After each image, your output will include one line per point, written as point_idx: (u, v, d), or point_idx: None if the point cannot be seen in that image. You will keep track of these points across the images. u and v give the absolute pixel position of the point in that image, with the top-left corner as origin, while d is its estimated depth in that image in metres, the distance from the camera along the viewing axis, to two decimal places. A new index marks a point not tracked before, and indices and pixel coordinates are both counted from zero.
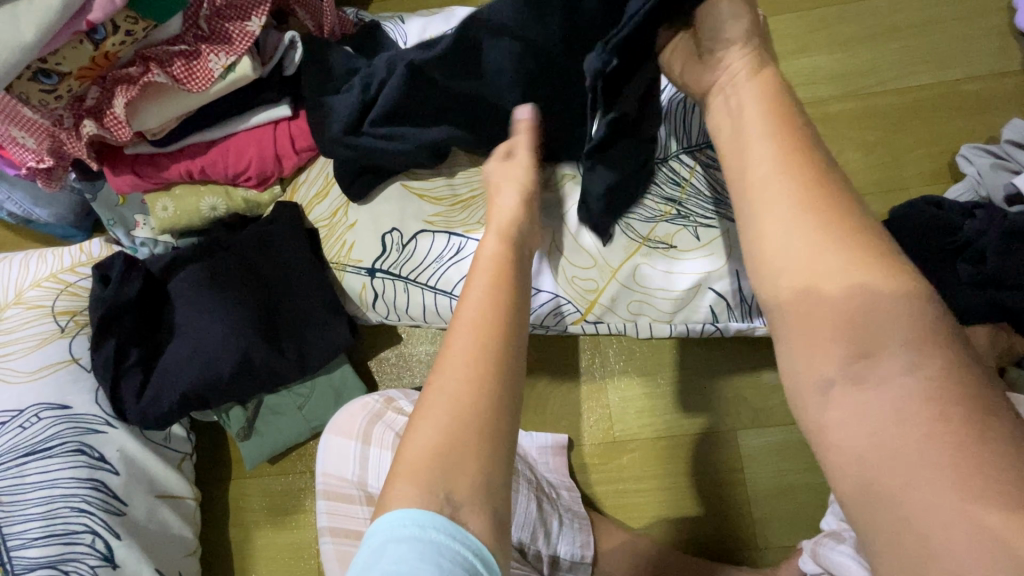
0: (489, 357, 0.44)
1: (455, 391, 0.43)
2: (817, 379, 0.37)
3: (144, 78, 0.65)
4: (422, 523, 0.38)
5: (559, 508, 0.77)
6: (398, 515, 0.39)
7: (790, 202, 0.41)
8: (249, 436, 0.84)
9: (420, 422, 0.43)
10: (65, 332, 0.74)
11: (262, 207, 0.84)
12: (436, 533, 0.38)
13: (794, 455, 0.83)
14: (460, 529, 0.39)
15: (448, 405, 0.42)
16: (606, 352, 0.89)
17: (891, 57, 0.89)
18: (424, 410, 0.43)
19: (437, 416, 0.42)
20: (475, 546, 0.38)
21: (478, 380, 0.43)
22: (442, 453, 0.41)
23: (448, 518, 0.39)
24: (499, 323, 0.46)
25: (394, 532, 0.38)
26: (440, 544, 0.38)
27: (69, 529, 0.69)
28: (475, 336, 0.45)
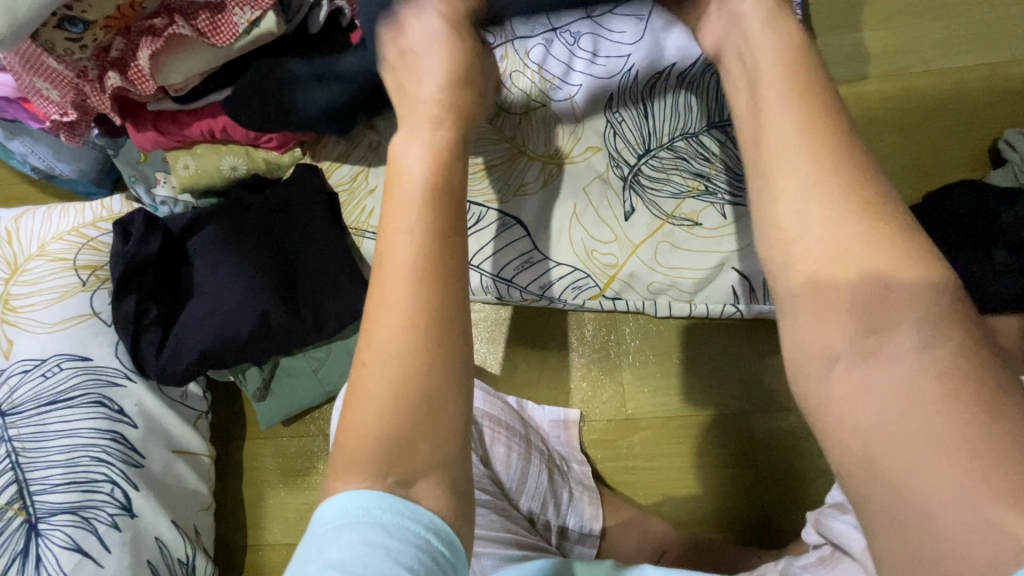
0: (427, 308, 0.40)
1: (391, 351, 0.39)
2: (822, 352, 0.33)
3: (169, 30, 0.63)
4: (368, 507, 0.36)
5: (570, 480, 0.77)
6: (342, 502, 0.37)
7: (817, 169, 0.35)
8: (264, 396, 0.85)
9: (358, 405, 0.39)
10: (85, 286, 0.74)
11: (282, 169, 0.84)
12: (383, 515, 0.36)
13: (811, 441, 0.82)
14: (411, 506, 0.37)
15: (387, 386, 0.39)
16: (622, 330, 0.88)
17: (935, 35, 0.85)
18: (361, 393, 0.39)
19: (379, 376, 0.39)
20: (426, 520, 0.37)
21: (416, 357, 0.39)
22: (391, 420, 0.38)
23: (393, 497, 0.37)
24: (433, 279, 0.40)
25: (340, 519, 0.36)
26: (388, 524, 0.36)
27: (89, 477, 0.70)
28: (406, 301, 0.40)
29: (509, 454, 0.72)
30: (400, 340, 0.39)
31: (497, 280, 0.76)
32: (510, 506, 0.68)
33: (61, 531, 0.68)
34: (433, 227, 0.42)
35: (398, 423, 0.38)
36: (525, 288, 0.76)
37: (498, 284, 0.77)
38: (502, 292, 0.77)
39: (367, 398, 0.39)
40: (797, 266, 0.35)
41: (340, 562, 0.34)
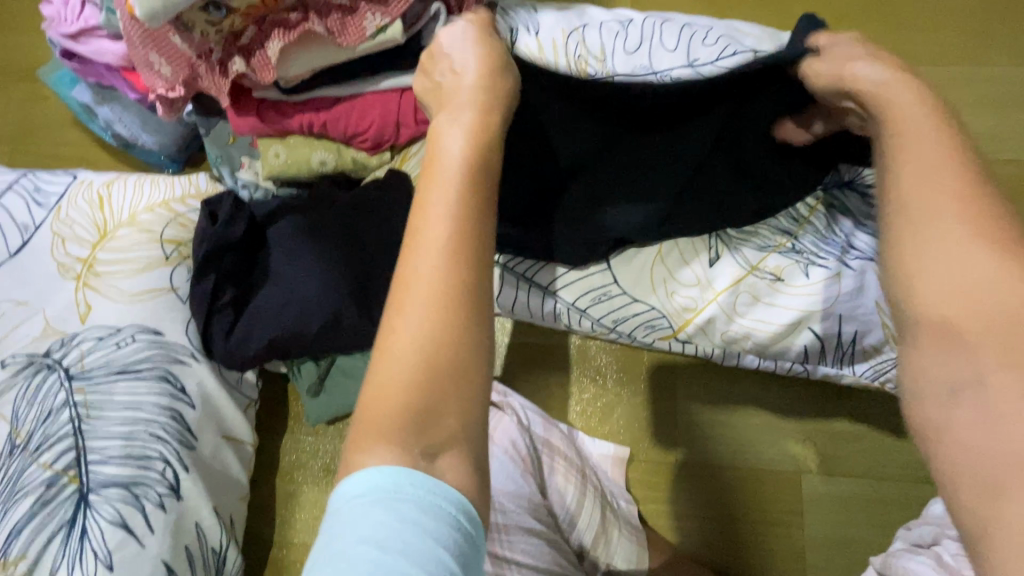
0: (458, 291, 0.41)
1: (419, 323, 0.40)
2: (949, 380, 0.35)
3: (302, 25, 0.65)
4: (398, 482, 0.35)
5: (619, 518, 0.76)
6: (365, 477, 0.36)
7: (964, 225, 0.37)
8: (318, 393, 0.85)
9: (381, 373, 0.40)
10: (168, 261, 0.75)
11: (368, 170, 0.84)
12: (406, 491, 0.35)
13: (862, 511, 0.81)
14: (439, 482, 0.36)
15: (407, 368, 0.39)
16: (680, 373, 0.88)
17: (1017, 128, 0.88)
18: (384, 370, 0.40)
19: (404, 347, 0.39)
20: (456, 501, 0.36)
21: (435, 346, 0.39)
22: (420, 390, 0.38)
23: (424, 474, 0.36)
24: (458, 276, 0.41)
25: (367, 495, 0.35)
26: (417, 501, 0.35)
27: (145, 453, 0.69)
28: (430, 300, 0.40)
29: (566, 484, 0.73)
30: (428, 314, 0.40)
31: (570, 309, 0.78)
32: (558, 534, 0.69)
33: (109, 506, 0.66)
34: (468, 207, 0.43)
35: (428, 394, 0.38)
36: (597, 320, 0.78)
37: (572, 313, 0.78)
38: (573, 321, 0.80)
39: (394, 369, 0.39)
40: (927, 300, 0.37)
41: (373, 539, 0.33)
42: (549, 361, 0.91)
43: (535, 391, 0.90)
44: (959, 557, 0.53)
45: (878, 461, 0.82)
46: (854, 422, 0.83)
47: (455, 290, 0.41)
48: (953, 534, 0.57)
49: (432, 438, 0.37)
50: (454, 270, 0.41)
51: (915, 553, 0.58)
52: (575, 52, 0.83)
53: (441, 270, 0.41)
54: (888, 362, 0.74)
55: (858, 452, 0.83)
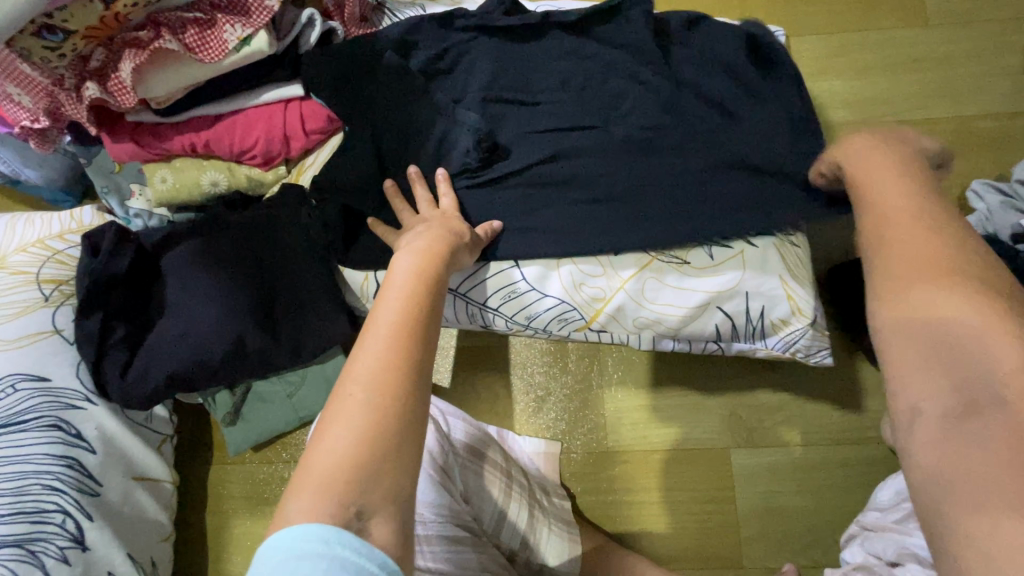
0: (402, 367, 0.42)
1: (359, 402, 0.40)
2: (906, 405, 0.39)
3: (154, 44, 0.62)
4: (327, 540, 0.35)
5: (550, 515, 0.76)
6: (298, 533, 0.35)
7: (944, 280, 0.40)
8: (234, 421, 0.82)
9: (327, 433, 0.40)
10: (48, 302, 0.71)
11: (265, 186, 0.80)
12: (342, 549, 0.35)
13: (789, 478, 0.82)
14: (369, 544, 0.36)
15: (353, 434, 0.39)
16: (605, 361, 0.88)
17: (909, 87, 0.90)
18: (326, 428, 0.40)
19: (339, 426, 0.40)
20: (381, 559, 0.36)
21: (382, 410, 0.40)
22: (348, 470, 0.38)
23: (355, 534, 0.36)
24: (409, 346, 0.44)
25: (295, 546, 0.35)
26: (344, 559, 0.34)
27: (40, 507, 0.66)
28: (386, 354, 0.43)
29: (490, 488, 0.72)
30: (365, 391, 0.41)
31: (481, 309, 0.77)
32: (484, 538, 0.68)
33: (1, 567, 0.62)
34: (421, 300, 0.48)
35: (359, 470, 0.38)
36: (510, 318, 0.77)
37: (485, 313, 0.77)
38: (488, 321, 0.78)
39: (323, 455, 0.39)
40: (904, 320, 0.41)
41: None
42: (475, 363, 0.90)
43: (465, 395, 0.89)
44: None
45: (799, 427, 0.83)
46: (775, 393, 0.84)
47: (397, 365, 0.42)
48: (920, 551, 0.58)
49: (364, 497, 0.37)
50: (400, 351, 0.43)
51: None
52: None
53: (387, 354, 0.43)
54: (797, 333, 0.74)
55: (780, 421, 0.84)
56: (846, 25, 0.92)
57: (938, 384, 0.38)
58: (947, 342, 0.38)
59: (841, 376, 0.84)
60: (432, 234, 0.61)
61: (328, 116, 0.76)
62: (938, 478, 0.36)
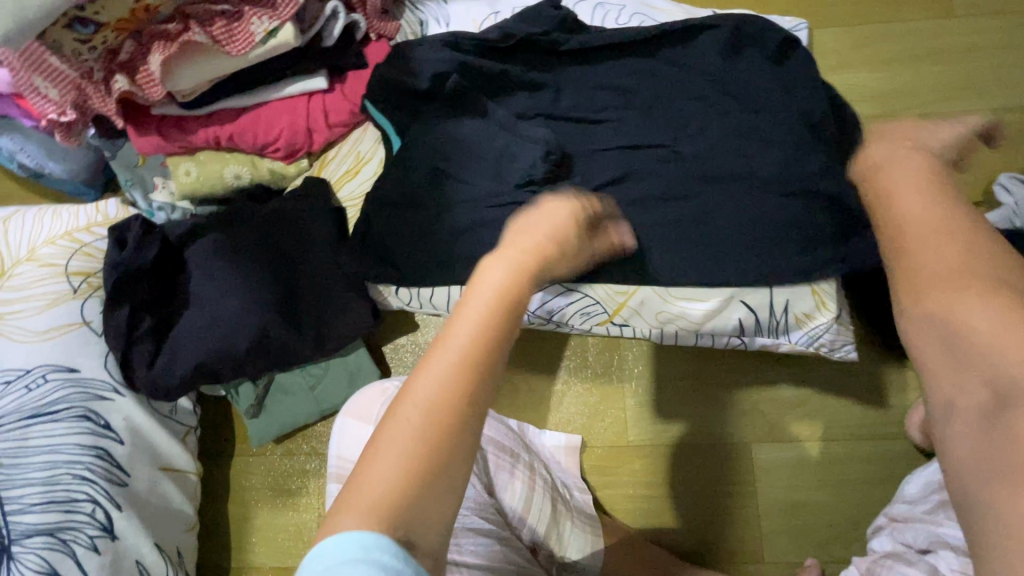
0: (477, 385, 0.36)
1: (426, 423, 0.35)
2: (942, 401, 0.39)
3: (182, 36, 0.62)
4: (366, 546, 0.33)
5: (571, 508, 0.76)
6: (342, 538, 0.33)
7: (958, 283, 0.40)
8: (257, 414, 0.82)
9: (382, 449, 0.36)
10: (76, 294, 0.72)
11: (287, 180, 0.81)
12: (381, 558, 0.32)
13: (810, 472, 0.82)
14: (414, 555, 0.33)
15: (411, 454, 0.35)
16: (625, 355, 0.88)
17: (934, 79, 0.89)
18: (382, 440, 0.36)
19: (400, 443, 0.35)
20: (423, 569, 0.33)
21: (447, 432, 0.36)
22: (402, 496, 0.34)
23: (400, 545, 0.33)
24: (487, 361, 0.37)
25: (336, 552, 0.32)
26: (384, 565, 0.32)
27: (70, 496, 0.66)
28: (456, 369, 0.37)
29: (513, 480, 0.72)
30: (435, 410, 0.36)
31: None
32: (510, 532, 0.68)
33: (34, 554, 0.63)
34: (514, 297, 0.40)
35: (416, 498, 0.34)
36: (532, 312, 0.77)
37: None
38: None
39: (380, 474, 0.35)
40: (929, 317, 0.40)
41: None
42: None
43: None
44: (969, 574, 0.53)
45: (821, 422, 0.83)
46: (797, 388, 0.84)
47: (474, 367, 0.37)
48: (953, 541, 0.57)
49: (415, 522, 0.34)
50: (480, 362, 0.37)
51: (909, 563, 0.58)
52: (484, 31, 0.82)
53: (465, 369, 0.36)
54: (821, 327, 0.73)
55: (802, 416, 0.83)
56: (870, 17, 0.91)
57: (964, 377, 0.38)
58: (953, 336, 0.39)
59: (864, 371, 0.83)
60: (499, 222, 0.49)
61: (351, 110, 0.77)
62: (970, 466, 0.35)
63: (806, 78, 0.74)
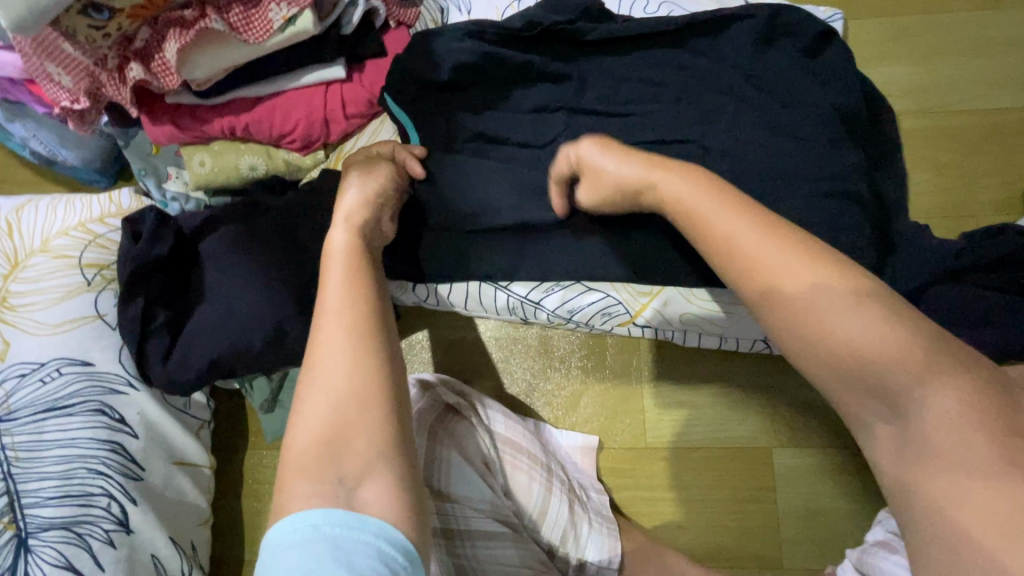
0: (364, 341, 0.49)
1: (330, 377, 0.47)
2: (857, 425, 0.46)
3: (199, 23, 0.60)
4: (318, 522, 0.41)
5: (589, 510, 0.75)
6: (292, 520, 0.41)
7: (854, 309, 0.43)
8: (272, 408, 0.82)
9: (298, 421, 0.47)
10: (90, 286, 0.71)
11: (303, 171, 0.79)
12: (329, 528, 0.41)
13: (831, 479, 0.81)
14: (359, 519, 0.42)
15: (322, 406, 0.47)
16: (645, 356, 0.86)
17: (974, 75, 0.85)
18: (301, 410, 0.47)
19: (318, 403, 0.47)
20: (375, 529, 0.42)
21: (356, 378, 0.47)
22: (330, 440, 0.45)
23: (342, 511, 0.42)
24: (365, 312, 0.51)
25: (293, 534, 0.41)
26: (335, 535, 0.40)
27: (85, 490, 0.66)
28: (344, 331, 0.49)
29: (531, 483, 0.71)
30: (337, 372, 0.47)
31: (524, 301, 0.74)
32: (522, 533, 0.67)
33: (51, 549, 0.64)
34: (359, 278, 0.53)
35: (335, 437, 0.45)
36: (553, 312, 0.75)
37: (526, 306, 0.75)
38: (528, 314, 0.76)
39: (306, 430, 0.46)
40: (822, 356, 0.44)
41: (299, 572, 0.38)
42: (511, 355, 0.89)
43: (501, 387, 0.88)
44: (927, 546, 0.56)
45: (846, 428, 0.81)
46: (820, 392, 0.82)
47: (355, 325, 0.50)
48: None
49: (346, 467, 0.44)
50: (359, 329, 0.50)
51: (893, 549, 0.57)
52: None
53: (348, 330, 0.49)
54: None
55: (825, 422, 0.82)
56: (908, 8, 0.88)
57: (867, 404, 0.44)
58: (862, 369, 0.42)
59: None
60: (363, 199, 0.61)
61: (369, 101, 0.75)
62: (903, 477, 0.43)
63: (843, 75, 0.71)
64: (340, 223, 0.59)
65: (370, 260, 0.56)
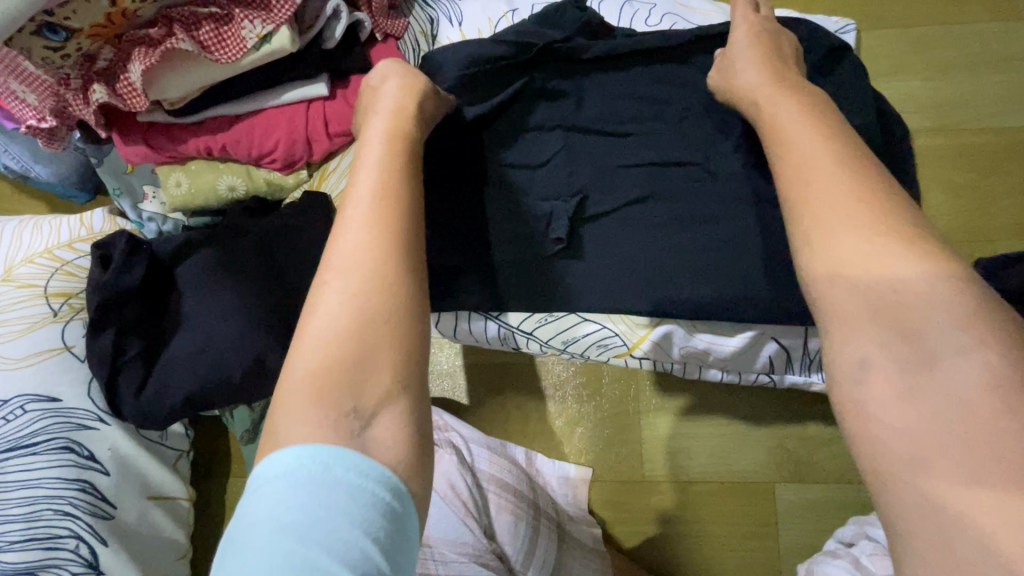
0: (390, 245, 0.42)
1: (353, 277, 0.40)
2: (851, 359, 0.36)
3: (166, 42, 0.56)
4: (329, 465, 0.33)
5: (579, 547, 0.72)
6: (296, 453, 0.34)
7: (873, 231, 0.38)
8: (253, 439, 0.78)
9: (312, 323, 0.40)
10: (57, 317, 0.67)
11: (285, 191, 0.76)
12: (343, 472, 0.33)
13: (837, 516, 0.77)
14: (371, 463, 0.34)
15: (344, 308, 0.39)
16: (643, 384, 0.82)
17: (993, 90, 0.81)
18: (314, 310, 0.40)
19: (332, 305, 0.40)
20: (391, 485, 0.34)
21: (378, 285, 0.40)
22: (346, 359, 0.38)
23: (354, 450, 0.34)
24: (399, 214, 0.44)
25: (293, 471, 0.33)
26: (348, 484, 0.33)
27: (51, 533, 0.63)
28: (369, 230, 0.42)
29: (520, 525, 0.67)
30: (354, 274, 0.40)
31: (516, 332, 0.71)
32: None
33: None
34: (399, 167, 0.48)
35: (354, 352, 0.38)
36: (546, 342, 0.71)
37: (518, 337, 0.71)
38: (520, 344, 0.73)
39: (314, 342, 0.39)
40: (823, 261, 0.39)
41: (295, 528, 0.31)
42: (503, 381, 0.85)
43: (493, 415, 0.85)
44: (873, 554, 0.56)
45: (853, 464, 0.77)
46: (825, 425, 0.78)
47: (390, 227, 0.43)
48: (872, 540, 0.59)
49: (359, 393, 0.37)
50: (389, 230, 0.42)
51: (835, 557, 0.59)
52: None
53: (378, 229, 0.42)
54: None
55: (832, 455, 0.78)
56: (923, 19, 0.83)
57: (876, 327, 0.36)
58: (894, 300, 0.36)
59: None
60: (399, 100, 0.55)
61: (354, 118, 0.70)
62: (907, 439, 0.32)
63: (856, 93, 0.67)
64: (381, 116, 0.54)
65: (414, 160, 0.50)
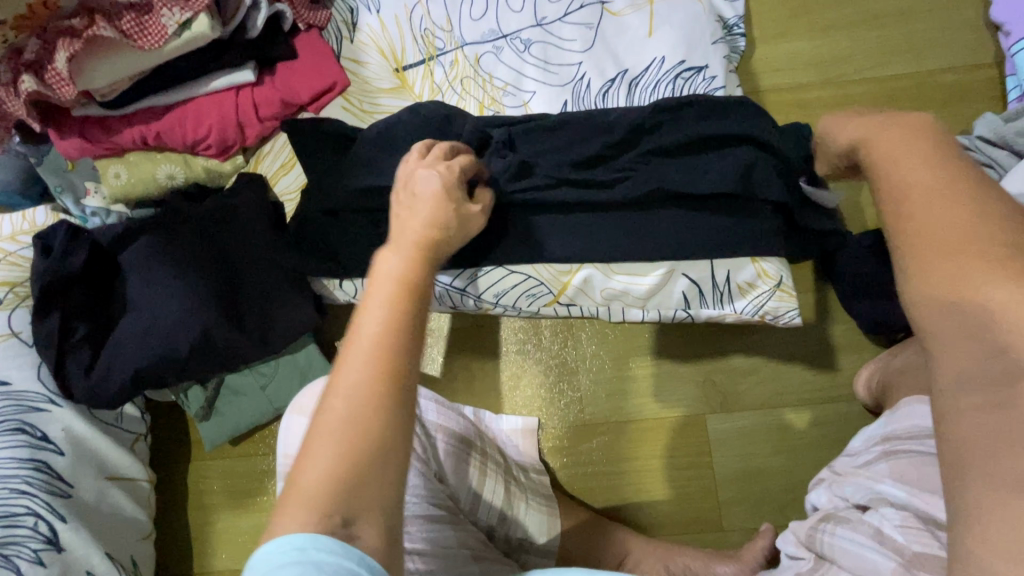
0: (387, 379, 0.42)
1: (345, 414, 0.41)
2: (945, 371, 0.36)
3: (88, 31, 0.60)
4: (304, 547, 0.37)
5: (527, 489, 0.76)
6: (277, 546, 0.37)
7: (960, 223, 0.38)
8: (208, 416, 0.81)
9: (307, 458, 0.41)
10: (3, 304, 0.71)
11: (224, 177, 0.79)
12: (316, 553, 0.36)
13: (761, 439, 0.83)
14: (349, 546, 0.37)
15: (333, 445, 0.40)
16: (579, 336, 0.88)
17: (870, 43, 0.90)
18: (309, 447, 0.41)
19: (324, 447, 0.40)
20: (360, 556, 0.37)
21: (374, 420, 0.41)
22: (336, 490, 0.39)
23: (337, 540, 0.37)
24: (401, 347, 0.44)
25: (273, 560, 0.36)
26: (322, 562, 0.36)
27: (8, 511, 0.64)
28: (367, 368, 0.42)
29: (468, 471, 0.71)
30: (354, 407, 0.41)
31: (451, 290, 0.76)
32: (461, 516, 0.67)
33: None
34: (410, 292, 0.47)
35: (344, 488, 0.39)
36: (479, 297, 0.76)
37: (454, 294, 0.77)
38: (456, 302, 0.78)
39: (310, 473, 0.40)
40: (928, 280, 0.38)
41: None
42: (449, 345, 0.90)
43: (441, 377, 0.90)
44: (907, 530, 0.48)
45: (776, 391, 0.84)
46: (745, 357, 0.85)
47: (387, 361, 0.43)
48: (894, 496, 0.51)
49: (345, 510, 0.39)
50: (388, 368, 0.43)
51: (854, 526, 0.52)
52: (420, 26, 0.79)
53: (374, 364, 0.43)
54: (763, 295, 0.73)
55: (755, 383, 0.84)
56: None
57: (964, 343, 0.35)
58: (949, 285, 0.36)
59: (817, 334, 0.84)
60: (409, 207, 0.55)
61: (282, 102, 0.76)
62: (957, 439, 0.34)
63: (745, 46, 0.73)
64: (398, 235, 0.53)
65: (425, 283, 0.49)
